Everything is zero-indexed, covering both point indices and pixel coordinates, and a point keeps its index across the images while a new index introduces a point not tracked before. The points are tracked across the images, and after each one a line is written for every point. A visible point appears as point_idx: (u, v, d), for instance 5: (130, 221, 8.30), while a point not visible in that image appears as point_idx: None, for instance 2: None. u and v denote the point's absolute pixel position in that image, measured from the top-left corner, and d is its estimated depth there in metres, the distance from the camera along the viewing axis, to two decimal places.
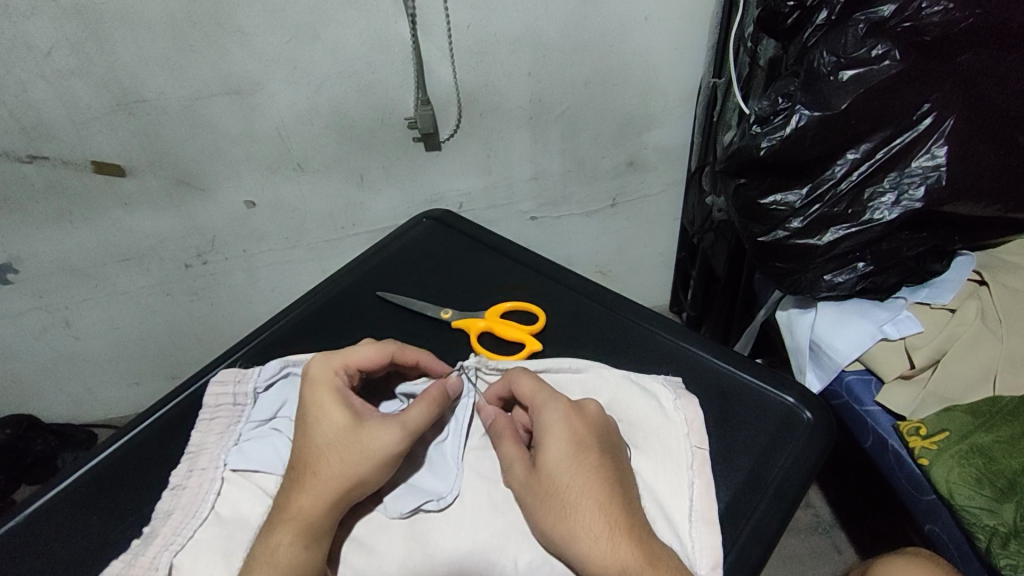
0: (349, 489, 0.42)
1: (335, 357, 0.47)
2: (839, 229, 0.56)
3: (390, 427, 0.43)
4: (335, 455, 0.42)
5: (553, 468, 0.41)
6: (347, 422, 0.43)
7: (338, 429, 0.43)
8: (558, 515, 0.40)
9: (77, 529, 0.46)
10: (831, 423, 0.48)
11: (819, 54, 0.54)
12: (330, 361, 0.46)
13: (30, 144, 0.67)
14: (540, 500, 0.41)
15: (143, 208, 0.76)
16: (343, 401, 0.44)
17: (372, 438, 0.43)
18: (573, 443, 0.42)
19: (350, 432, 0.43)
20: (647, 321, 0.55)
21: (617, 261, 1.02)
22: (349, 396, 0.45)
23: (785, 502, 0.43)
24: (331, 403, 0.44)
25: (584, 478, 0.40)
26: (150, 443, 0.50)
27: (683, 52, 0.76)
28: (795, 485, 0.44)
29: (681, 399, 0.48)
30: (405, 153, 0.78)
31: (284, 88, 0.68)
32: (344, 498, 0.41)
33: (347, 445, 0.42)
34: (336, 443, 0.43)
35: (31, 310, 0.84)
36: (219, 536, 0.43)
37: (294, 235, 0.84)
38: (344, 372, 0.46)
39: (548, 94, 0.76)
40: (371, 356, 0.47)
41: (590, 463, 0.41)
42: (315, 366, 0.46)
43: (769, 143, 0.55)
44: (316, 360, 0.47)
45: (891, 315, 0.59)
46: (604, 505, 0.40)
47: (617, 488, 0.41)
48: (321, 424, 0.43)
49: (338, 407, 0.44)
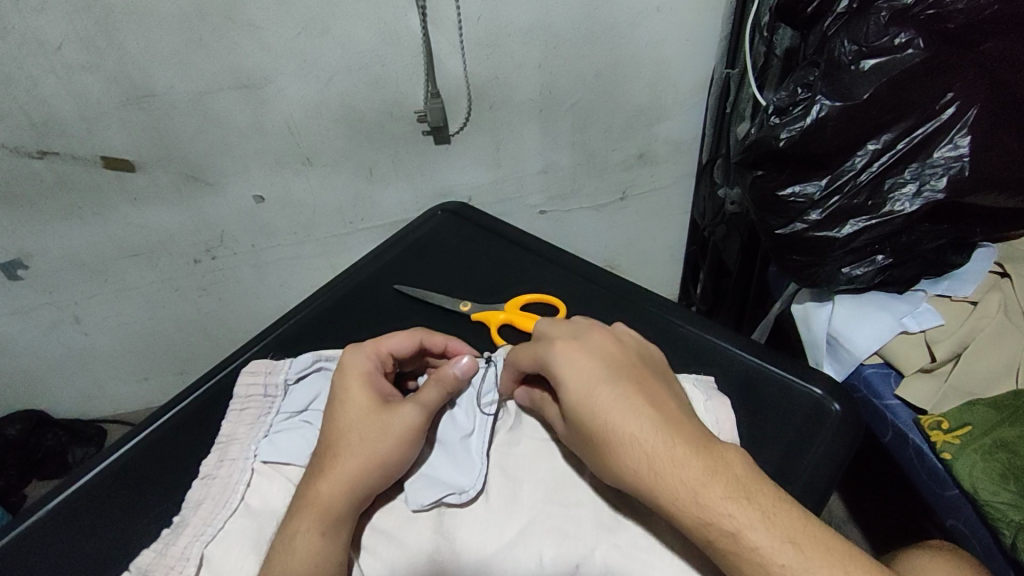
0: (370, 473, 0.42)
1: (367, 345, 0.47)
2: (859, 221, 0.56)
3: (411, 410, 0.44)
4: (359, 437, 0.42)
5: (595, 402, 0.41)
6: (372, 406, 0.44)
7: (363, 411, 0.44)
8: (606, 425, 0.40)
9: (102, 522, 0.46)
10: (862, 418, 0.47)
11: (840, 43, 0.54)
12: (361, 347, 0.47)
13: (40, 139, 0.67)
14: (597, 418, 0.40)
15: (152, 203, 0.75)
16: (371, 385, 0.45)
17: (393, 420, 0.43)
18: (599, 369, 0.42)
19: (375, 415, 0.43)
20: (665, 312, 0.55)
21: (626, 254, 1.01)
22: (378, 382, 0.46)
23: (814, 495, 0.43)
24: (358, 387, 0.45)
25: (631, 418, 0.40)
26: (172, 435, 0.49)
27: (695, 43, 0.75)
28: (822, 481, 0.44)
29: (711, 399, 0.47)
30: (415, 146, 0.77)
31: (293, 81, 0.68)
32: (365, 483, 0.41)
33: (368, 427, 0.43)
34: (360, 424, 0.43)
35: (41, 306, 0.83)
36: (250, 527, 0.42)
37: (303, 229, 0.83)
38: (376, 357, 0.47)
39: (559, 86, 0.75)
40: (405, 344, 0.47)
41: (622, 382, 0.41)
42: (349, 354, 0.46)
43: (789, 134, 0.54)
44: (349, 348, 0.47)
45: (911, 308, 0.59)
46: (641, 410, 0.40)
47: (646, 390, 0.41)
48: (346, 407, 0.44)
49: (364, 390, 0.44)
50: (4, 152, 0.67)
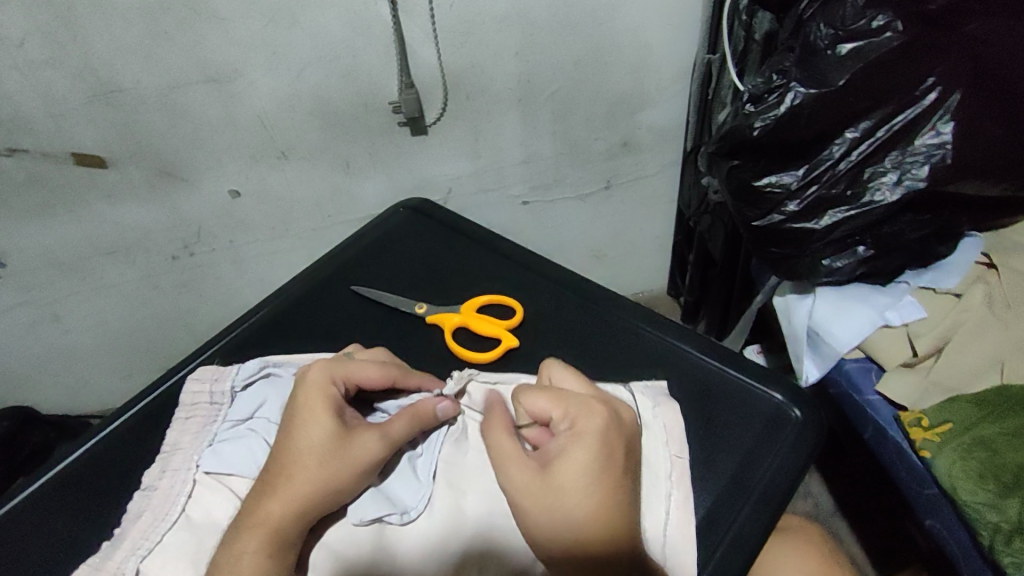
0: (324, 496, 0.39)
1: (335, 364, 0.43)
2: (838, 212, 0.54)
3: (375, 437, 0.41)
4: (317, 461, 0.39)
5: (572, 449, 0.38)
6: (336, 429, 0.40)
7: (326, 434, 0.40)
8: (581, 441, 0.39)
9: (44, 536, 0.44)
10: (823, 425, 0.45)
11: (815, 27, 0.51)
12: (331, 370, 0.43)
13: (7, 137, 0.65)
14: (562, 459, 0.38)
15: (126, 199, 0.74)
16: (336, 408, 0.41)
17: (356, 446, 0.40)
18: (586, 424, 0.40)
19: (337, 438, 0.40)
20: (632, 314, 0.52)
21: (613, 244, 0.99)
22: (341, 407, 0.42)
23: (768, 508, 0.41)
24: (321, 405, 0.41)
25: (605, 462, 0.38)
26: (122, 444, 0.48)
27: (678, 27, 0.72)
28: (777, 490, 0.41)
29: (660, 406, 0.44)
30: (391, 138, 0.75)
31: (263, 74, 0.66)
32: (317, 506, 0.38)
33: (330, 450, 0.39)
34: (320, 447, 0.39)
35: (18, 304, 0.82)
36: (189, 542, 0.40)
37: (280, 223, 0.81)
38: (342, 384, 0.43)
39: (538, 75, 0.73)
40: (373, 375, 0.44)
41: (607, 467, 0.38)
42: (315, 370, 0.42)
43: (763, 124, 0.52)
44: (315, 364, 0.43)
45: (893, 300, 0.57)
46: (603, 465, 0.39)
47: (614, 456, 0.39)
48: (306, 428, 0.40)
49: (329, 412, 0.40)
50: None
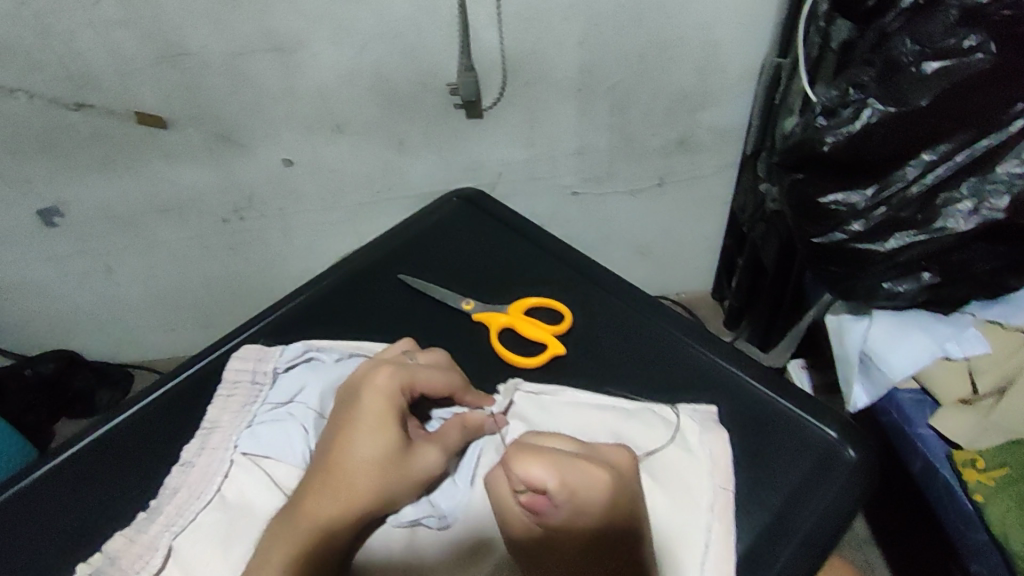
0: (380, 509, 0.39)
1: (403, 371, 0.42)
2: (904, 236, 0.52)
3: (433, 453, 0.41)
4: (382, 476, 0.38)
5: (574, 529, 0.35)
6: (402, 444, 0.40)
7: (394, 449, 0.39)
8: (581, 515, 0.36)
9: (86, 496, 0.45)
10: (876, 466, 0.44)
11: (900, 41, 0.48)
12: (400, 376, 0.41)
13: (76, 92, 0.67)
14: (565, 538, 0.35)
15: (183, 160, 0.75)
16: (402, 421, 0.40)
17: (417, 462, 0.40)
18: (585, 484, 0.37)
19: (402, 454, 0.40)
20: (681, 329, 0.51)
21: (660, 243, 0.98)
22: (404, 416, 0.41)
23: (811, 554, 0.40)
24: (391, 417, 0.40)
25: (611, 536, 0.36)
26: (166, 411, 0.49)
27: (750, 27, 0.70)
28: (823, 537, 0.40)
29: (707, 433, 0.44)
30: (447, 120, 0.75)
31: (325, 47, 0.66)
32: (370, 517, 0.39)
33: (395, 466, 0.39)
34: (387, 461, 0.39)
35: (75, 254, 0.84)
36: (220, 521, 0.41)
37: (331, 196, 0.82)
38: (407, 391, 0.42)
39: (600, 66, 0.72)
40: (435, 385, 0.44)
41: (613, 540, 0.36)
42: (384, 374, 0.41)
43: (834, 140, 0.50)
44: (383, 365, 0.42)
45: (955, 332, 0.55)
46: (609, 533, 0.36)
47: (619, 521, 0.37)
48: (374, 437, 0.39)
49: (398, 426, 0.40)
50: (41, 103, 0.67)
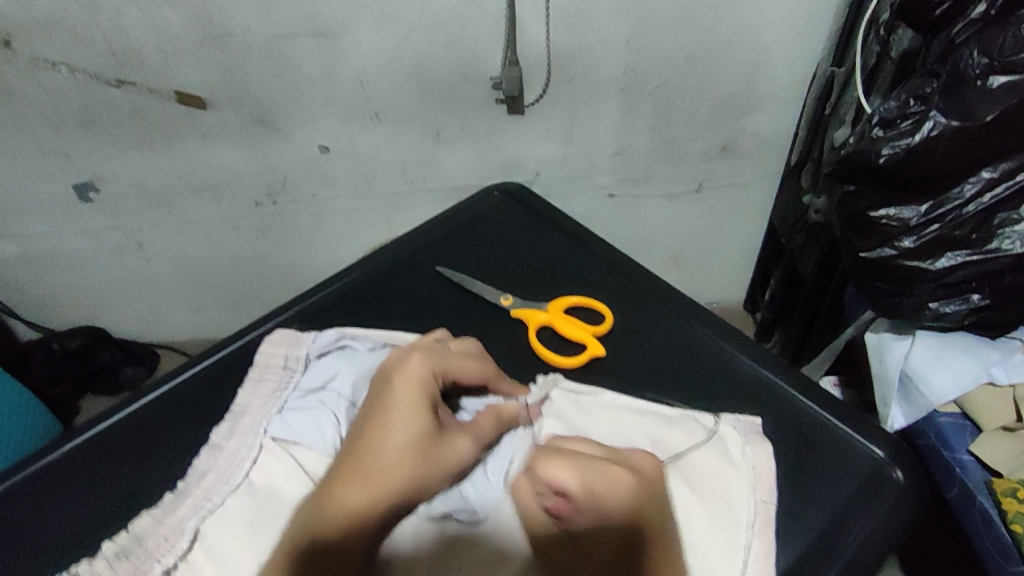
0: (415, 497, 0.38)
1: (435, 356, 0.42)
2: (957, 255, 0.50)
3: (466, 443, 0.41)
4: (417, 462, 0.38)
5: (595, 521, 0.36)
6: (435, 430, 0.39)
7: (426, 434, 0.39)
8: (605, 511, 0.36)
9: (113, 474, 0.46)
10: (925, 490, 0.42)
11: (968, 53, 0.46)
12: (431, 362, 0.42)
13: (119, 68, 0.67)
14: (588, 533, 0.36)
15: (220, 141, 0.75)
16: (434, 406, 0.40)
17: (450, 450, 0.39)
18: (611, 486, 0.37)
19: (436, 440, 0.39)
20: (721, 338, 0.50)
21: (693, 249, 0.96)
22: (436, 402, 0.41)
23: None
24: (423, 401, 0.40)
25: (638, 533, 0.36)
26: (196, 393, 0.49)
27: (801, 33, 0.68)
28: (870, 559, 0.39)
29: (751, 444, 0.43)
30: (486, 113, 0.74)
31: (369, 34, 0.65)
32: (406, 506, 0.37)
33: (428, 452, 0.38)
34: (420, 446, 0.38)
35: (108, 228, 0.85)
36: (248, 508, 0.41)
37: (365, 184, 0.82)
38: (439, 377, 0.42)
39: (644, 65, 0.70)
40: (467, 372, 0.44)
41: (637, 536, 0.36)
42: (416, 359, 0.41)
43: (891, 151, 0.49)
44: (416, 351, 0.42)
45: (1002, 357, 0.53)
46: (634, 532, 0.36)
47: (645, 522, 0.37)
48: (406, 422, 0.38)
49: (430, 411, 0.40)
50: (85, 78, 0.68)
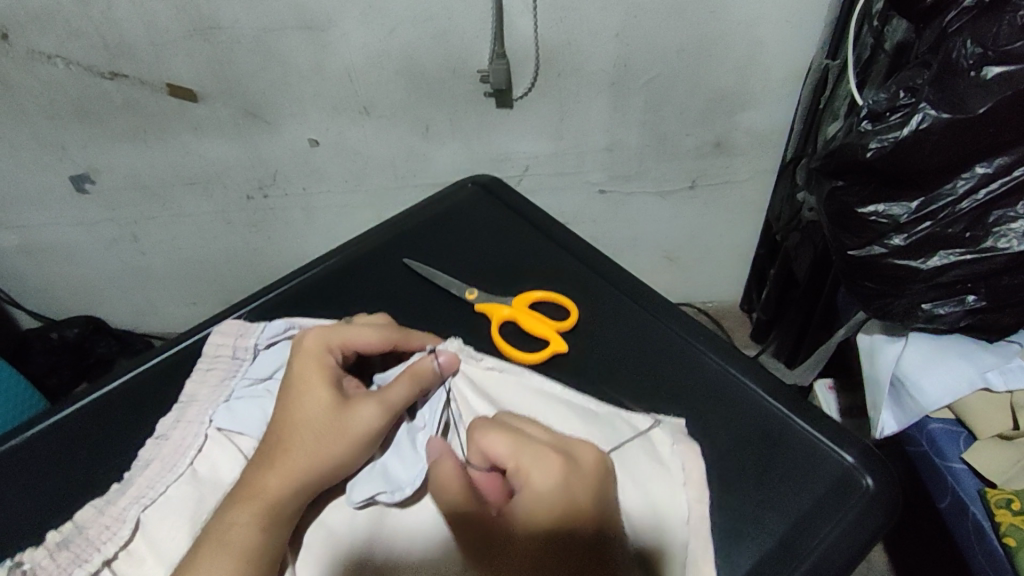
0: (320, 469, 0.38)
1: (331, 331, 0.43)
2: (949, 254, 0.48)
3: (371, 407, 0.40)
4: (314, 436, 0.39)
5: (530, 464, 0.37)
6: (331, 403, 0.40)
7: (321, 407, 0.40)
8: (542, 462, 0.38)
9: (69, 463, 0.44)
10: (892, 496, 0.41)
11: (960, 43, 0.44)
12: (327, 337, 0.43)
13: (111, 61, 0.66)
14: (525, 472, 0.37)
15: (211, 133, 0.74)
16: (331, 380, 0.41)
17: (352, 418, 0.40)
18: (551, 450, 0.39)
19: (333, 412, 0.40)
20: (696, 337, 0.48)
21: (688, 247, 0.94)
22: (337, 375, 0.42)
23: None
24: (317, 375, 0.41)
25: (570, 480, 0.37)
26: (155, 382, 0.48)
27: (795, 27, 0.66)
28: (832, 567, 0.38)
29: (678, 444, 0.41)
30: (475, 108, 0.73)
31: (356, 27, 0.64)
32: (314, 480, 0.38)
33: (325, 425, 0.39)
34: (316, 420, 0.39)
35: (103, 221, 0.84)
36: (190, 497, 0.40)
37: (354, 178, 0.80)
38: (338, 352, 0.43)
39: (634, 59, 0.69)
40: (373, 341, 0.43)
41: (571, 481, 0.37)
42: (310, 337, 0.43)
43: (879, 145, 0.47)
44: (312, 330, 0.43)
45: (999, 362, 0.51)
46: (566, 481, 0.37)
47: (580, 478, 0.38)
48: (303, 399, 0.40)
49: (326, 386, 0.41)
50: (79, 70, 0.67)
